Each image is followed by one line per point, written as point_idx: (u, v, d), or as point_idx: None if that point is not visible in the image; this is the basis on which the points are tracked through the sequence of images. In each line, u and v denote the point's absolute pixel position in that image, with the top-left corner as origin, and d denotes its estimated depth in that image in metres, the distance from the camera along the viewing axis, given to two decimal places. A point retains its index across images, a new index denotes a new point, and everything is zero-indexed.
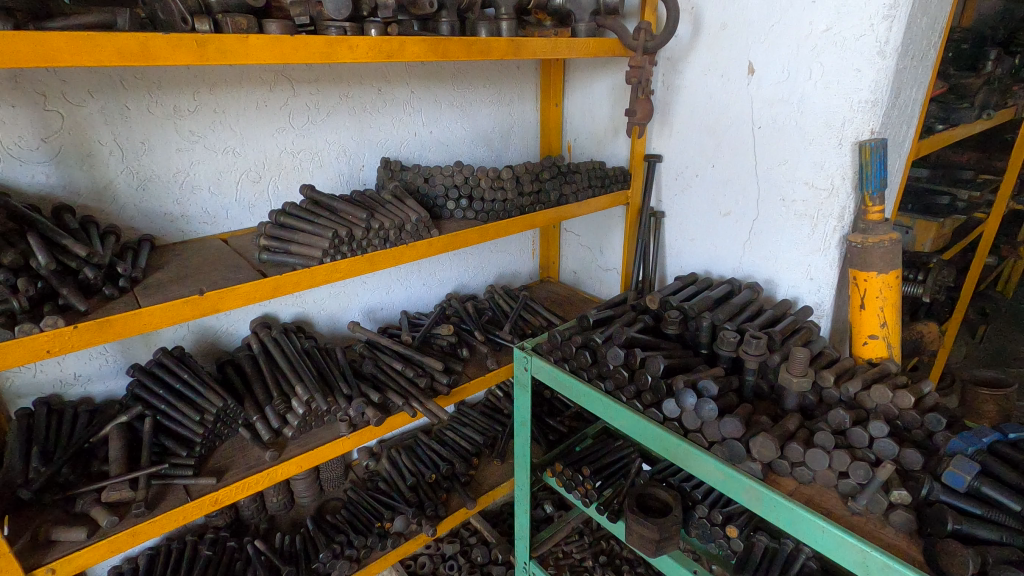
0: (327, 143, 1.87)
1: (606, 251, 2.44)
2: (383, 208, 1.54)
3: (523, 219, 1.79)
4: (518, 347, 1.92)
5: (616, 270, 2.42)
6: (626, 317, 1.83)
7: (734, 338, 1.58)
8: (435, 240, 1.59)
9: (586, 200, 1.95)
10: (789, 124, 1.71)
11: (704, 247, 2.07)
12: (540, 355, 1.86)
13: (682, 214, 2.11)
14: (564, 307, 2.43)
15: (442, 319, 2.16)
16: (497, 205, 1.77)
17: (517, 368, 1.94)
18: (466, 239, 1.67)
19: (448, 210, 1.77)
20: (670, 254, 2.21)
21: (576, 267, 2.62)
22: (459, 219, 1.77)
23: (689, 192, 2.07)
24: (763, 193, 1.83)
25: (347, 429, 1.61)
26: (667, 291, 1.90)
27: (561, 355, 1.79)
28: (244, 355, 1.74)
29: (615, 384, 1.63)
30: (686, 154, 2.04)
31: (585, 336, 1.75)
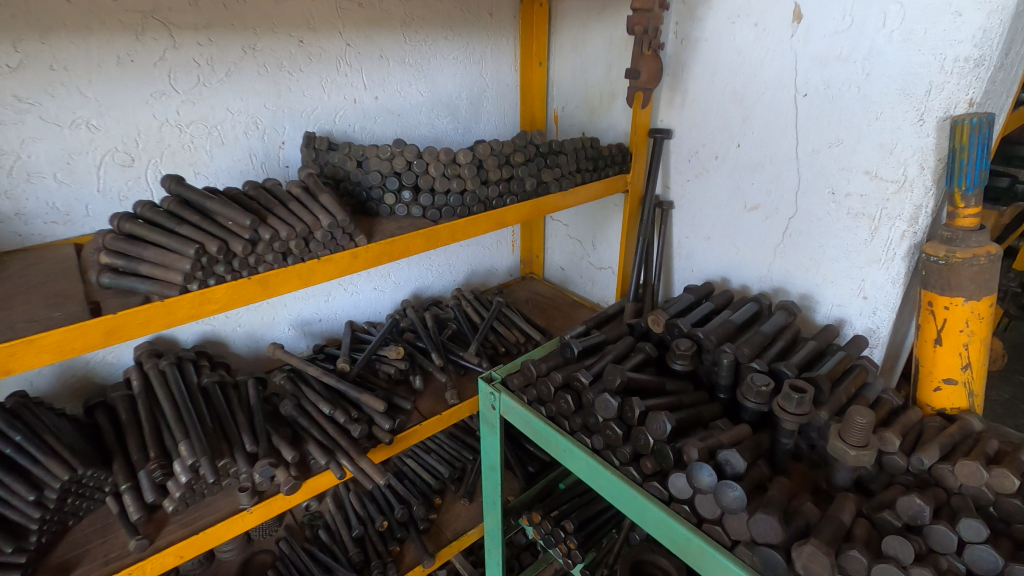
0: (231, 113, 1.41)
1: (600, 246, 2.01)
2: (283, 209, 1.10)
3: (486, 218, 1.36)
4: (485, 378, 1.51)
5: (611, 269, 2.00)
6: (620, 345, 1.42)
7: (766, 387, 1.17)
8: (360, 251, 1.15)
9: (574, 188, 1.54)
10: (849, 91, 1.26)
11: (721, 248, 1.64)
12: (511, 391, 1.45)
13: (696, 204, 1.67)
14: (547, 315, 2.02)
15: (394, 335, 1.74)
16: (451, 198, 1.33)
17: (483, 404, 1.53)
18: (408, 246, 1.24)
19: (386, 205, 1.33)
20: (677, 254, 1.77)
21: (564, 263, 2.19)
22: (401, 217, 1.33)
23: (705, 178, 1.62)
24: (804, 183, 1.39)
25: (248, 502, 1.21)
26: (675, 308, 1.47)
27: (537, 394, 1.39)
28: (120, 397, 1.33)
29: (604, 443, 1.23)
30: (703, 129, 1.58)
31: (568, 372, 1.35)
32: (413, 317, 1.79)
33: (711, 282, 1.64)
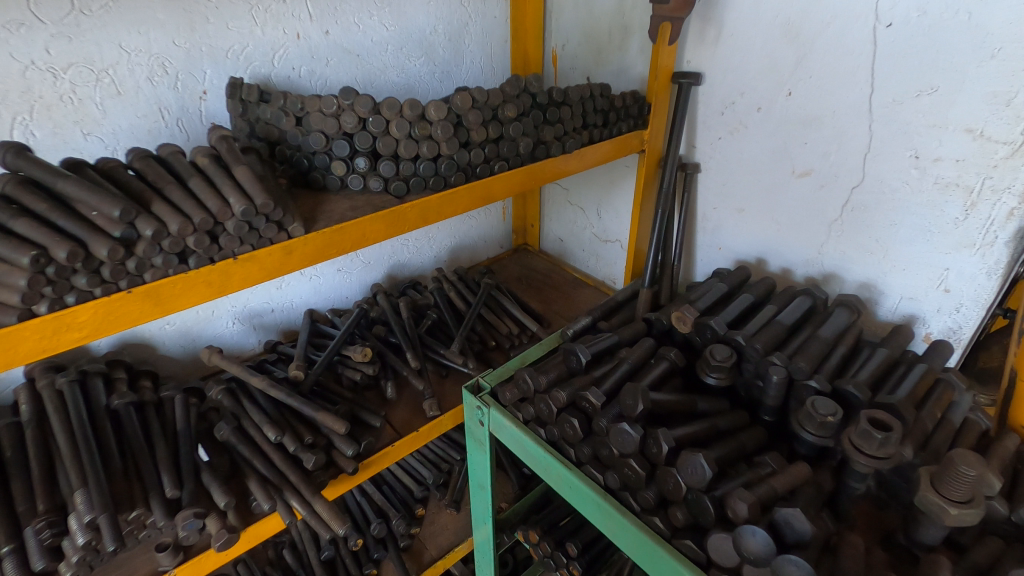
0: (126, 52, 1.06)
1: (606, 215, 1.71)
2: (179, 191, 0.78)
3: (468, 191, 1.05)
4: (470, 387, 1.24)
5: (619, 243, 1.70)
6: (638, 351, 1.14)
7: (832, 418, 0.90)
8: (295, 244, 0.85)
9: (579, 151, 1.22)
10: (954, 19, 0.93)
11: (759, 223, 1.34)
12: (502, 405, 1.18)
13: (728, 168, 1.35)
14: (544, 296, 1.73)
15: (362, 328, 1.45)
16: (421, 167, 1.01)
17: (469, 417, 1.26)
18: (364, 233, 0.93)
19: (335, 177, 1.01)
20: (701, 228, 1.47)
21: (563, 232, 1.89)
22: (356, 192, 1.02)
23: (742, 136, 1.30)
24: (877, 144, 1.08)
25: (169, 563, 0.95)
26: (704, 302, 1.19)
27: (535, 413, 1.12)
28: (4, 427, 1.04)
29: (621, 483, 0.97)
30: (743, 73, 1.25)
31: (574, 387, 1.07)
32: (384, 305, 1.50)
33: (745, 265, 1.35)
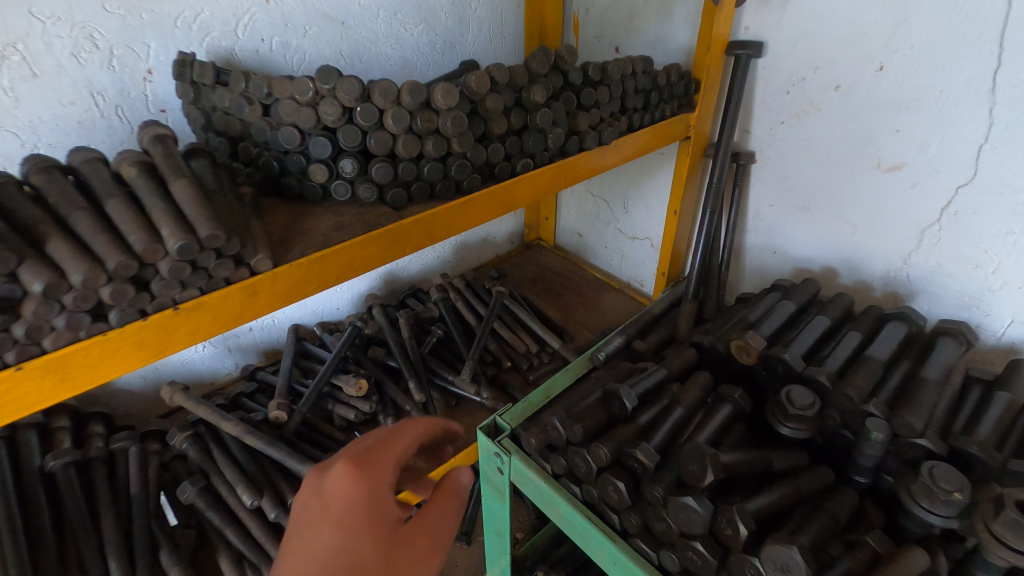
0: (39, 21, 0.82)
1: (635, 209, 1.48)
2: (90, 219, 0.56)
3: (483, 200, 0.84)
4: (486, 428, 1.04)
5: (649, 241, 1.48)
6: (692, 390, 0.94)
7: (959, 494, 0.70)
8: (259, 283, 0.64)
9: (615, 142, 0.99)
10: None
11: (828, 225, 1.12)
12: (526, 453, 0.98)
13: (791, 159, 1.13)
14: (563, 302, 1.51)
15: (356, 350, 1.24)
16: (425, 170, 0.79)
17: (485, 462, 1.07)
18: (352, 261, 0.72)
19: (314, 184, 0.78)
20: (752, 228, 1.25)
21: (583, 227, 1.66)
22: (343, 203, 0.80)
23: (811, 121, 1.07)
24: (1000, 132, 0.85)
25: None
26: (770, 327, 0.98)
27: (568, 468, 0.92)
28: None
29: (682, 568, 0.77)
30: (818, 42, 1.01)
31: (617, 439, 0.87)
32: (381, 321, 1.28)
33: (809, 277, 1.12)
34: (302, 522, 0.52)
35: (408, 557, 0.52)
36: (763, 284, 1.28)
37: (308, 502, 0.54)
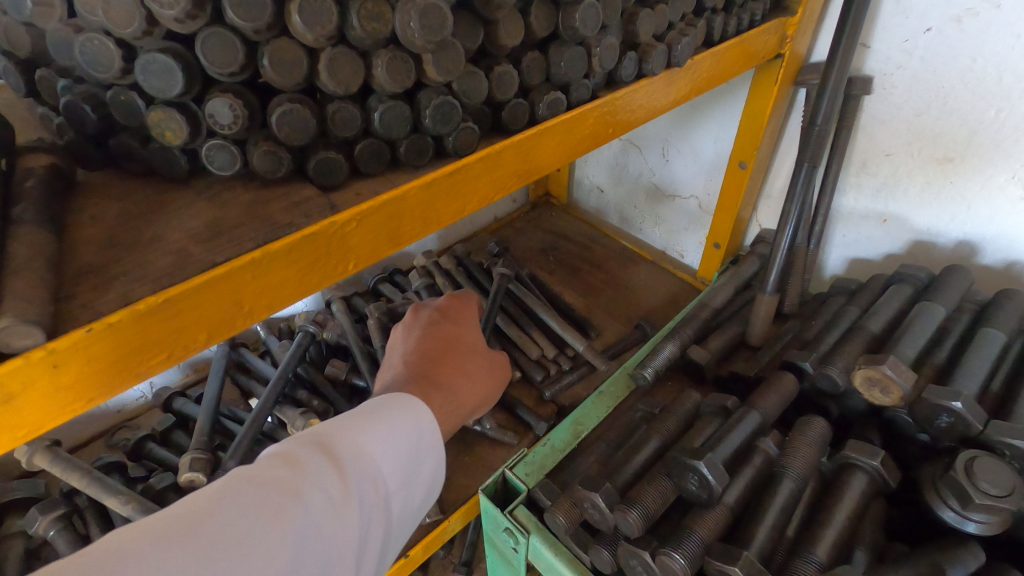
0: None
1: (679, 158, 1.12)
2: None
3: (483, 166, 0.49)
4: (490, 488, 0.72)
5: (696, 199, 1.13)
6: (802, 450, 0.62)
7: None
8: (12, 382, 0.29)
9: (688, 61, 0.63)
10: None
11: (983, 185, 0.77)
12: (550, 531, 0.67)
13: (934, 86, 0.76)
14: (584, 281, 1.17)
15: (310, 365, 0.92)
16: (377, 118, 0.43)
17: (489, 528, 0.76)
18: (239, 303, 0.38)
19: (167, 147, 0.41)
20: (852, 187, 0.90)
21: (606, 181, 1.30)
22: (227, 179, 0.43)
23: (979, 25, 0.70)
24: None
25: None
26: (913, 347, 0.66)
27: (619, 567, 0.61)
28: None
29: None
30: None
31: (697, 539, 0.56)
32: (344, 322, 0.95)
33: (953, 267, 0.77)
34: (420, 325, 0.64)
35: (504, 362, 0.67)
36: (864, 264, 0.94)
37: (423, 314, 0.65)
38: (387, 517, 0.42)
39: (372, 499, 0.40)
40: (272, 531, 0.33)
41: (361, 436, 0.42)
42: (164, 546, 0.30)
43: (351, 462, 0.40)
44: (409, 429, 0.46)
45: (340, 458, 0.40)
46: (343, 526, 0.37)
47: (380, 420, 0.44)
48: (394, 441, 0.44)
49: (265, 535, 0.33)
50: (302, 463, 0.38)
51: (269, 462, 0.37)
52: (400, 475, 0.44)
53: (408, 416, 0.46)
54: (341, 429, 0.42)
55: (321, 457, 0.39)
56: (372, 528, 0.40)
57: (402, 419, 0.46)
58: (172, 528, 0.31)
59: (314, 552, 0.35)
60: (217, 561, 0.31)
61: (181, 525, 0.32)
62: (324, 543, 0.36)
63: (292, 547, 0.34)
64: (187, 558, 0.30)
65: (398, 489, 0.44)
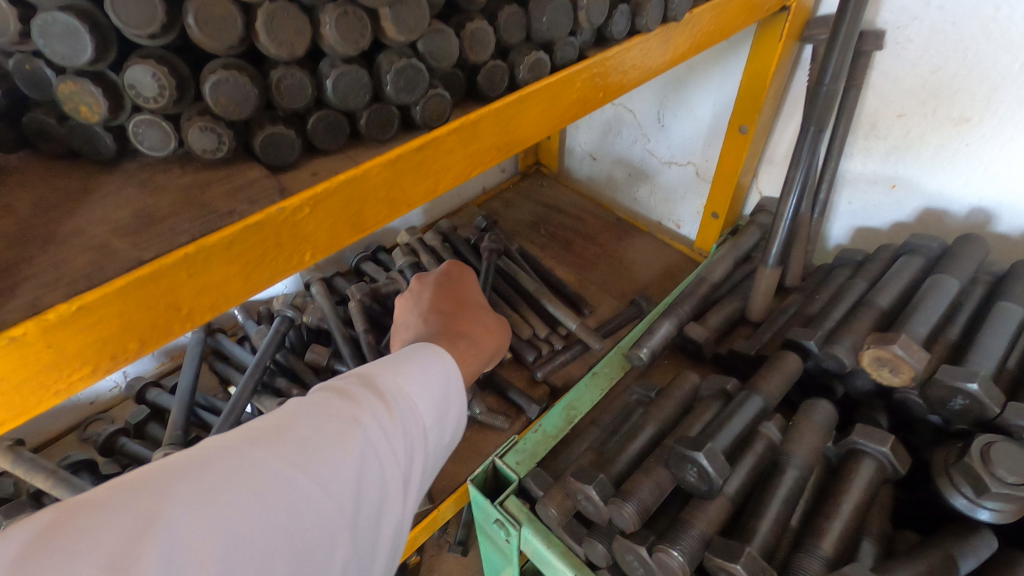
0: None
1: (676, 122, 1.06)
2: None
3: (457, 140, 0.44)
4: (480, 478, 0.69)
5: (693, 166, 1.07)
6: (807, 436, 0.59)
7: None
8: None
9: (686, 16, 0.57)
10: None
11: (1003, 145, 0.71)
12: (543, 522, 0.64)
13: (953, 38, 0.70)
14: (576, 255, 1.12)
15: (289, 352, 0.87)
16: (332, 85, 0.37)
17: (480, 518, 0.73)
18: (175, 305, 0.34)
19: (86, 124, 0.35)
20: (860, 151, 0.85)
21: (599, 149, 1.24)
22: (160, 160, 0.38)
23: None
24: None
25: None
26: (925, 325, 0.61)
27: (614, 561, 0.58)
28: None
29: None
30: None
31: (696, 534, 0.53)
32: (324, 304, 0.90)
33: (969, 235, 0.72)
34: (430, 287, 0.65)
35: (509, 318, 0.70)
36: (871, 233, 0.89)
37: (430, 279, 0.67)
38: (427, 449, 0.45)
39: (417, 432, 0.43)
40: (338, 448, 0.36)
41: (399, 376, 0.44)
42: (245, 457, 0.33)
43: (397, 398, 0.43)
44: (443, 371, 0.48)
45: (388, 392, 0.42)
46: (394, 449, 0.40)
47: (416, 361, 0.46)
48: (432, 382, 0.46)
49: (333, 452, 0.36)
50: (354, 395, 0.41)
51: (325, 395, 0.40)
52: (439, 413, 0.46)
53: (442, 361, 0.48)
54: (385, 368, 0.45)
55: (371, 391, 0.41)
56: (417, 457, 0.43)
57: (436, 363, 0.48)
58: (256, 440, 0.35)
59: (373, 469, 0.38)
60: (294, 469, 0.34)
61: (258, 438, 0.35)
62: (378, 464, 0.38)
63: (357, 461, 0.36)
64: (268, 467, 0.33)
65: (435, 428, 0.45)
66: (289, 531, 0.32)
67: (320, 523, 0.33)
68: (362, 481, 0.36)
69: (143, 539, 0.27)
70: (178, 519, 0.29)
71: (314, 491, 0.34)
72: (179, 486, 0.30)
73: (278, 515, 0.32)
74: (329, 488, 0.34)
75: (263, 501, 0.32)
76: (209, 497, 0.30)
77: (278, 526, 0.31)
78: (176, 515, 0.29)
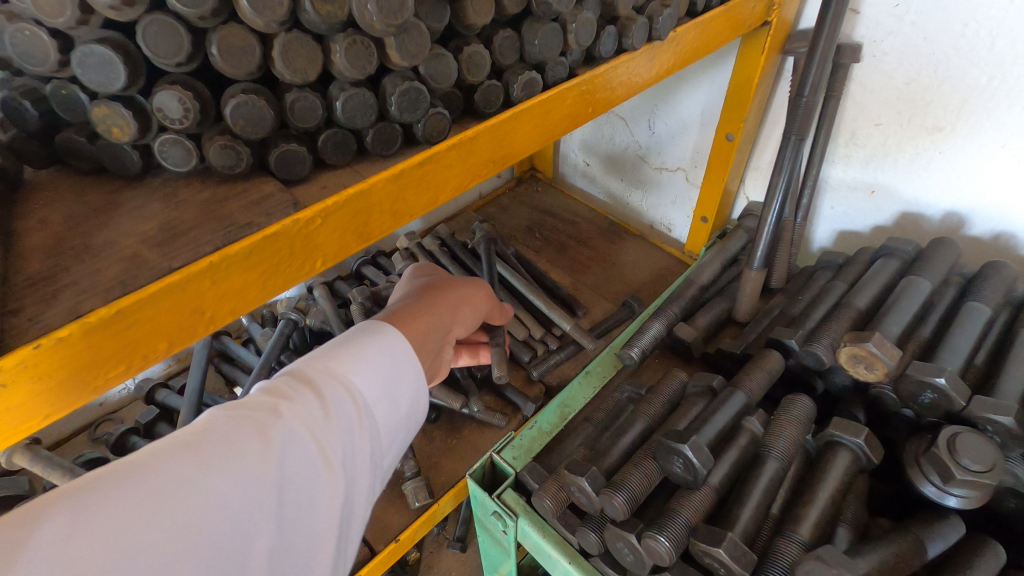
0: None
1: (665, 130, 1.09)
2: None
3: (456, 154, 0.47)
4: (478, 473, 0.72)
5: (683, 172, 1.11)
6: (786, 430, 0.62)
7: None
8: None
9: (671, 34, 0.60)
10: None
11: (972, 153, 0.75)
12: (538, 513, 0.67)
13: (925, 52, 0.74)
14: (571, 258, 1.15)
15: (293, 353, 0.91)
16: (340, 106, 0.40)
17: (478, 512, 0.76)
18: (199, 310, 0.37)
19: (115, 144, 0.39)
20: (842, 158, 0.88)
21: (592, 155, 1.28)
22: (182, 176, 0.41)
23: None
24: None
25: None
26: (899, 324, 0.65)
27: (607, 549, 0.61)
28: None
29: None
30: None
31: (682, 522, 0.56)
32: (326, 308, 0.93)
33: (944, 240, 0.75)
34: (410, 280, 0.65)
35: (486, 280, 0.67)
36: (853, 236, 0.93)
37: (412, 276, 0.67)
38: (371, 430, 0.46)
39: (352, 414, 0.44)
40: (251, 442, 0.38)
41: (335, 360, 0.46)
42: (154, 460, 0.35)
43: (327, 383, 0.44)
44: (392, 352, 0.48)
45: (320, 383, 0.44)
46: (321, 440, 0.41)
47: (361, 346, 0.47)
48: (377, 367, 0.47)
49: (244, 448, 0.37)
50: (284, 390, 0.42)
51: (255, 393, 0.42)
52: (384, 395, 0.47)
53: (393, 341, 0.49)
54: (328, 357, 0.46)
55: (303, 385, 0.43)
56: (356, 442, 0.44)
57: (386, 345, 0.49)
58: (173, 442, 0.36)
59: (292, 461, 0.39)
60: (200, 468, 0.35)
61: (174, 440, 0.37)
62: (301, 455, 0.40)
63: (271, 457, 0.38)
64: (172, 470, 0.35)
65: (381, 411, 0.47)
66: (194, 529, 0.34)
67: (229, 519, 0.35)
68: (280, 470, 0.38)
69: (17, 557, 0.29)
70: (67, 527, 0.31)
71: (222, 488, 0.35)
72: (77, 496, 0.32)
73: (179, 515, 0.34)
74: (239, 484, 0.36)
75: (161, 503, 0.33)
76: (106, 504, 0.32)
77: (178, 526, 0.33)
78: (56, 530, 0.30)
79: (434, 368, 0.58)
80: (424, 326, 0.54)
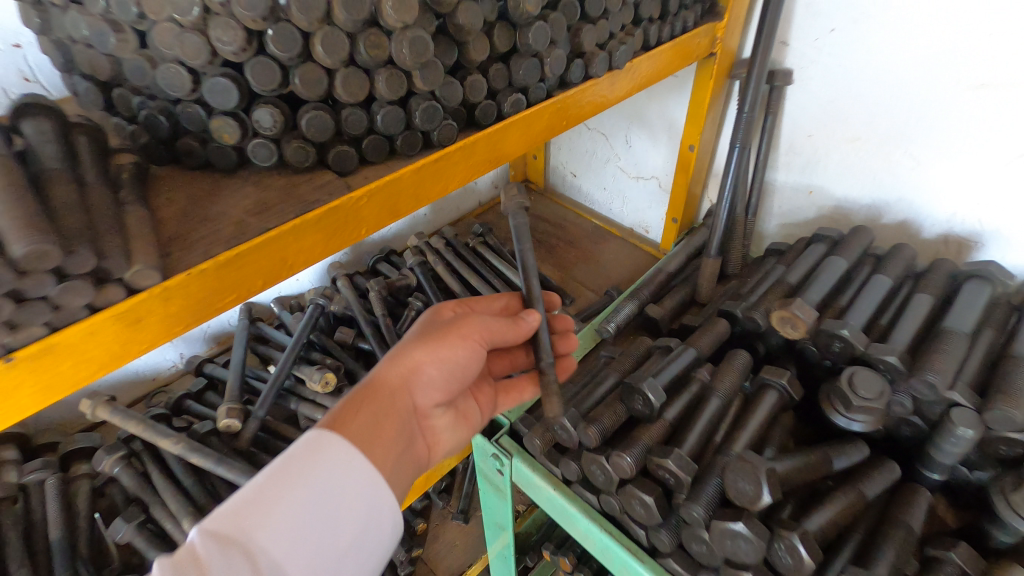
0: None
1: (639, 144, 1.27)
2: None
3: (461, 155, 0.63)
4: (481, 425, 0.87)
5: (655, 180, 1.28)
6: (727, 376, 0.78)
7: None
8: (144, 306, 0.44)
9: (629, 64, 0.77)
10: None
11: (884, 157, 0.92)
12: (529, 454, 0.82)
13: (841, 77, 0.91)
14: (560, 257, 1.32)
15: (321, 332, 1.06)
16: (380, 119, 0.57)
17: (480, 462, 0.90)
18: (285, 258, 0.52)
19: (222, 145, 0.55)
20: (784, 164, 1.05)
21: (579, 167, 1.45)
22: (265, 169, 0.58)
23: (872, 25, 0.85)
24: None
25: None
26: (818, 292, 0.81)
27: (584, 475, 0.75)
28: None
29: None
30: None
31: (641, 444, 0.71)
32: (349, 296, 1.09)
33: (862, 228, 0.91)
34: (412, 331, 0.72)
35: (457, 336, 0.67)
36: (795, 230, 1.10)
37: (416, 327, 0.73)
38: None
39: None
40: None
41: (242, 521, 0.47)
42: None
43: (213, 558, 0.44)
44: (308, 498, 0.50)
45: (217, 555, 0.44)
46: None
47: (273, 503, 0.49)
48: (284, 525, 0.48)
49: None
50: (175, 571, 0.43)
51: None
52: (289, 553, 0.48)
53: (307, 490, 0.51)
54: (235, 521, 0.47)
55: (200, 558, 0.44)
56: None
57: (298, 495, 0.50)
58: None
59: None
60: None
61: None
62: None
63: None
64: None
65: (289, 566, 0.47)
66: None
67: None
68: None
69: None
70: None
71: None
72: None
73: None
74: None
75: None
76: None
77: None
78: None
79: (408, 446, 0.63)
80: (371, 414, 0.59)
